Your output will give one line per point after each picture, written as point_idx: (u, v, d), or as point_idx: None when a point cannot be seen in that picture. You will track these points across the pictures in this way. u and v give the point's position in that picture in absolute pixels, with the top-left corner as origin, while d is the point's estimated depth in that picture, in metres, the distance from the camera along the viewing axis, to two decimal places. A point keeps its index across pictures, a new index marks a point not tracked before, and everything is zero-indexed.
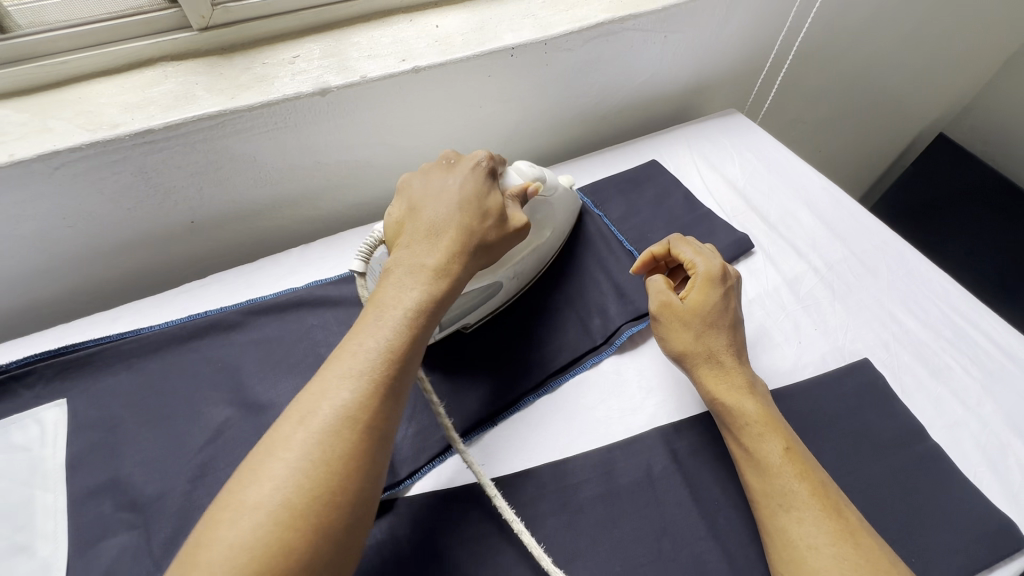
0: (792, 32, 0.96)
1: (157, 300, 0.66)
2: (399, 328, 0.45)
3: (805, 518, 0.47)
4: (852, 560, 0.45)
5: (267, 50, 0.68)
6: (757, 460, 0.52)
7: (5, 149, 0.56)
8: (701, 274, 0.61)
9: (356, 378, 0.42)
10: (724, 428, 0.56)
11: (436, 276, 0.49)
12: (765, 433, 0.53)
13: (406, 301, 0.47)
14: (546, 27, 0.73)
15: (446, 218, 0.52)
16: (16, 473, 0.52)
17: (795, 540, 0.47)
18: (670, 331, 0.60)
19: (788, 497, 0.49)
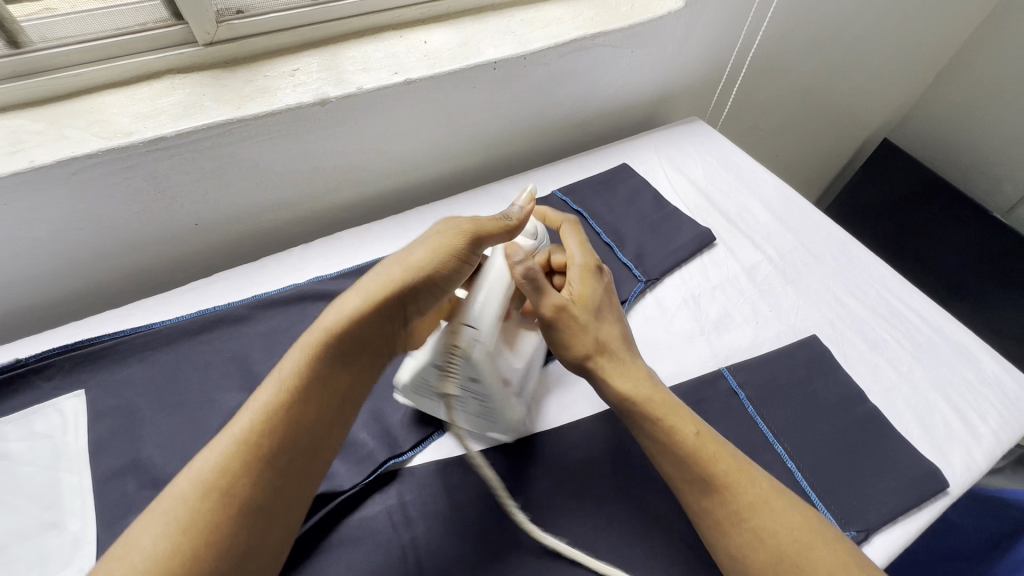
0: (747, 46, 1.06)
1: (166, 297, 0.70)
2: (297, 361, 0.47)
3: (727, 494, 0.50)
4: (771, 520, 0.49)
5: (268, 63, 0.73)
6: (668, 446, 0.53)
7: (26, 156, 0.60)
8: (576, 268, 0.62)
9: (233, 428, 0.44)
10: (633, 418, 0.55)
11: (369, 303, 0.48)
12: (675, 419, 0.54)
13: (325, 329, 0.48)
14: (525, 43, 0.81)
15: (394, 261, 0.51)
16: (41, 457, 0.56)
17: (721, 517, 0.50)
18: (550, 331, 0.57)
19: (705, 476, 0.51)
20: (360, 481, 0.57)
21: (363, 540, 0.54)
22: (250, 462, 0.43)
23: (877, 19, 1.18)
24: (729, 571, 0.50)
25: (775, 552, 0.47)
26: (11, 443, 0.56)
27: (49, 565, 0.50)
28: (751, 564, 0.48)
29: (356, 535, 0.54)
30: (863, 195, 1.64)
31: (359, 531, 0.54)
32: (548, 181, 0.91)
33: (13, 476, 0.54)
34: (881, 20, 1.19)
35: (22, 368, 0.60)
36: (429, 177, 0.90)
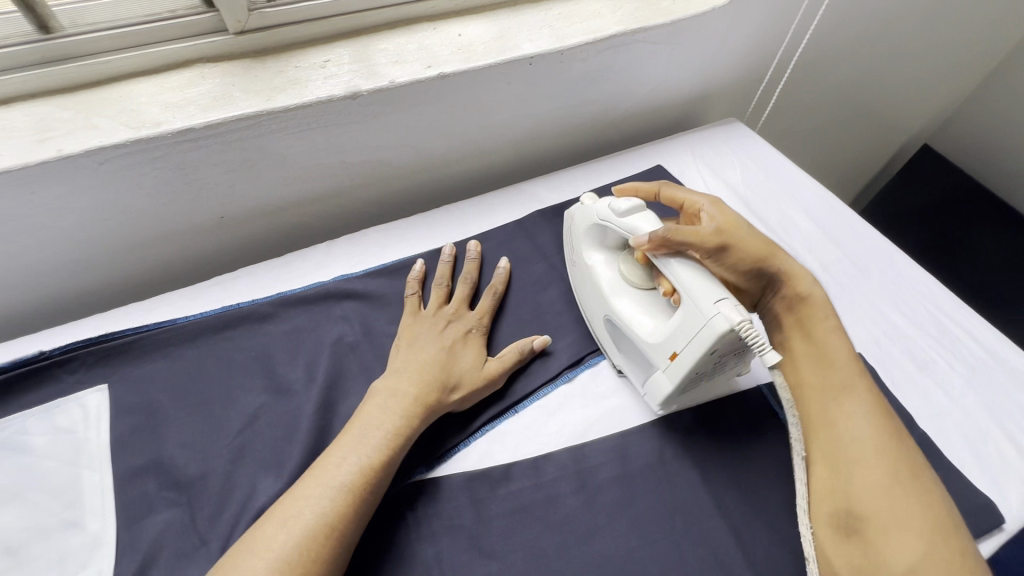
0: (792, 45, 1.01)
1: (190, 291, 0.69)
2: (379, 453, 0.52)
3: (857, 411, 0.53)
4: (891, 452, 0.50)
5: (299, 54, 0.71)
6: (823, 355, 0.58)
7: (54, 144, 0.58)
8: (707, 205, 0.65)
9: (331, 490, 0.48)
10: (796, 325, 0.61)
11: (420, 408, 0.56)
12: (829, 332, 0.59)
13: (394, 424, 0.54)
14: (562, 38, 0.78)
15: (432, 366, 0.60)
16: (62, 453, 0.55)
17: (843, 428, 0.53)
18: (731, 256, 0.60)
19: (844, 389, 0.55)
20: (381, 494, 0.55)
21: (387, 551, 0.53)
22: (331, 541, 0.45)
23: (929, 19, 1.12)
24: (817, 482, 0.52)
25: (884, 482, 0.49)
26: (34, 437, 0.55)
27: (69, 565, 0.49)
28: (851, 479, 0.50)
29: (381, 546, 0.53)
30: (899, 202, 1.58)
31: (383, 542, 0.53)
32: (579, 181, 0.88)
33: (34, 471, 0.53)
34: (932, 21, 1.13)
35: (46, 360, 0.60)
36: (457, 175, 0.87)
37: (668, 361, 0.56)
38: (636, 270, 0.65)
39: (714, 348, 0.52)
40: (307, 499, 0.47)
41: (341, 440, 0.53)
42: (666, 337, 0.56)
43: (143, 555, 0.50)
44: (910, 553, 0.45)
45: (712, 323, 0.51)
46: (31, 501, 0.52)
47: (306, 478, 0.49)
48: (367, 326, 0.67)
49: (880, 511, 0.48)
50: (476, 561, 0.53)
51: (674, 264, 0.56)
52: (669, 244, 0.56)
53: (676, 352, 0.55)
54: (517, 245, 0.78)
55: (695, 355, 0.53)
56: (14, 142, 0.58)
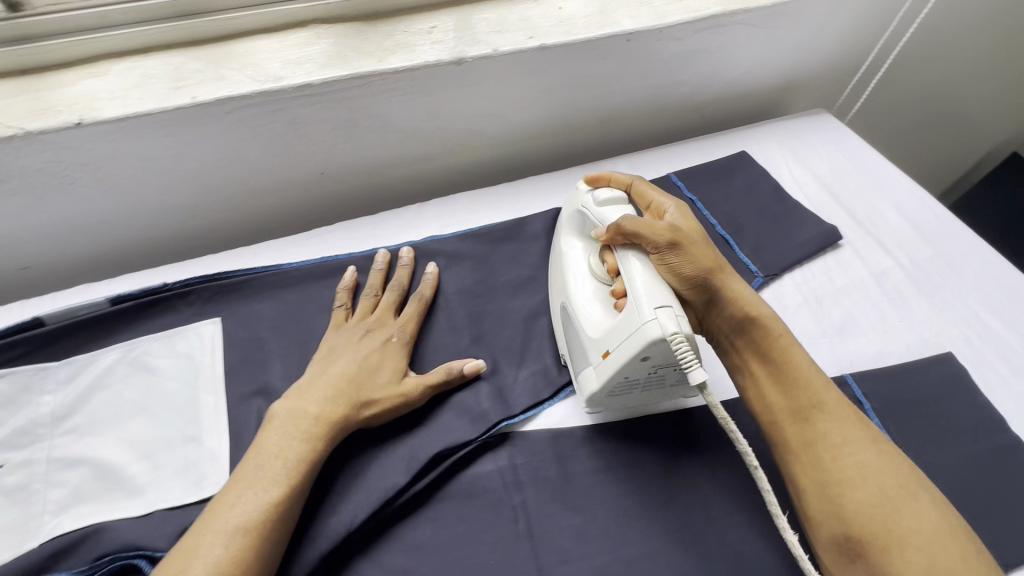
0: (895, 34, 0.98)
1: (292, 241, 0.73)
2: (276, 487, 0.48)
3: (833, 428, 0.49)
4: (875, 466, 0.47)
5: (406, 20, 0.73)
6: (781, 375, 0.52)
7: (188, 92, 0.63)
8: (671, 208, 0.63)
9: (233, 535, 0.44)
10: (748, 344, 0.55)
11: (323, 435, 0.52)
12: (788, 347, 0.53)
13: (292, 457, 0.49)
14: (661, 15, 0.77)
15: (339, 374, 0.55)
16: (183, 376, 0.60)
17: (824, 448, 0.48)
18: (680, 262, 0.55)
19: (812, 410, 0.50)
20: (475, 438, 0.57)
21: (476, 494, 0.55)
22: None
23: None
24: (810, 513, 0.48)
25: (874, 495, 0.45)
26: (158, 360, 0.60)
27: (191, 473, 0.54)
28: (842, 503, 0.46)
29: (470, 489, 0.55)
30: None
31: (473, 487, 0.55)
32: (662, 162, 0.88)
33: (160, 390, 0.58)
34: None
35: (168, 292, 0.64)
36: (540, 149, 0.89)
37: (601, 359, 0.55)
38: (600, 260, 0.62)
39: (645, 355, 0.51)
40: (209, 542, 0.44)
41: (234, 477, 0.48)
42: (602, 337, 0.55)
43: None
44: (918, 567, 0.42)
45: (646, 327, 0.50)
46: (158, 415, 0.57)
47: (200, 523, 0.45)
48: (456, 285, 0.70)
49: (879, 528, 0.44)
50: (560, 512, 0.54)
51: (631, 258, 0.56)
52: (627, 234, 0.56)
53: (608, 351, 0.54)
54: None
55: (625, 358, 0.52)
56: (152, 87, 0.63)
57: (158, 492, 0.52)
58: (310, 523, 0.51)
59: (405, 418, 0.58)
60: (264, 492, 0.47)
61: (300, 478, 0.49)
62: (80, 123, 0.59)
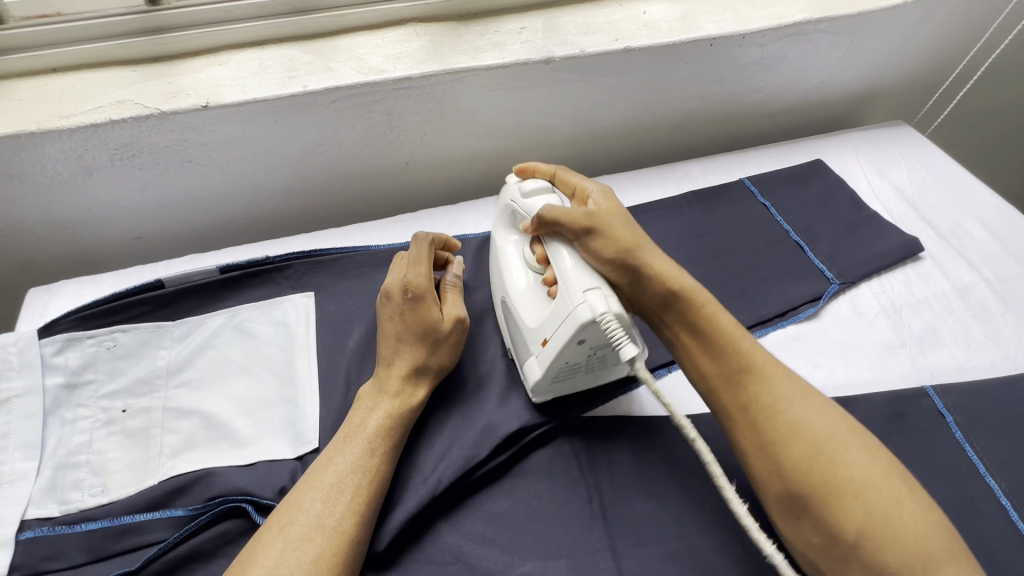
0: (986, 48, 0.94)
1: (378, 225, 0.77)
2: (364, 450, 0.52)
3: (764, 387, 0.50)
4: (808, 421, 0.48)
5: (497, 20, 0.77)
6: (712, 349, 0.53)
7: (300, 82, 0.68)
8: (596, 191, 0.61)
9: (328, 491, 0.49)
10: (676, 316, 0.55)
11: (399, 404, 0.55)
12: (709, 318, 0.53)
13: (374, 424, 0.53)
14: (745, 22, 0.79)
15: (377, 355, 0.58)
16: (281, 342, 0.64)
17: (762, 407, 0.49)
18: (597, 244, 0.55)
19: (740, 373, 0.51)
20: (552, 419, 0.59)
21: (551, 473, 0.57)
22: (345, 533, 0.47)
23: None
24: (759, 478, 0.48)
25: (809, 451, 0.46)
26: (260, 326, 0.65)
27: (287, 431, 0.58)
28: (782, 462, 0.47)
29: (545, 467, 0.57)
30: None
31: (548, 465, 0.57)
32: (734, 167, 0.89)
33: (260, 353, 0.63)
34: None
35: (269, 265, 0.69)
36: (612, 150, 0.91)
37: (540, 347, 0.55)
38: (531, 252, 0.62)
39: (580, 338, 0.51)
40: (310, 497, 0.48)
41: (328, 445, 0.53)
42: (540, 325, 0.55)
43: None
44: (859, 519, 0.43)
45: (577, 311, 0.50)
46: (258, 376, 0.61)
47: (302, 483, 0.50)
48: None
49: (819, 483, 0.45)
50: (633, 497, 0.56)
51: (556, 246, 0.56)
52: (546, 223, 0.57)
53: (545, 339, 0.54)
54: (671, 220, 0.80)
55: (560, 343, 0.52)
56: (267, 76, 0.68)
57: (260, 445, 0.56)
58: (402, 485, 0.54)
59: (487, 394, 0.61)
60: (353, 455, 0.51)
61: (386, 443, 0.53)
62: (206, 106, 0.65)
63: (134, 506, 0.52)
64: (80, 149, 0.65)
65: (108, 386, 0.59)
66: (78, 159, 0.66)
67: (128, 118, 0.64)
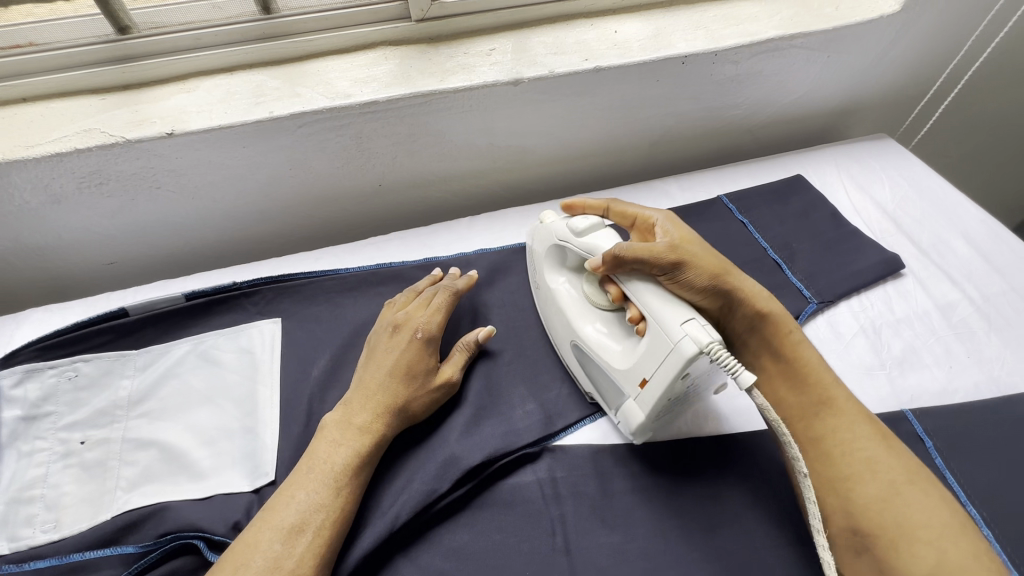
0: (968, 60, 0.93)
1: (349, 248, 0.77)
2: (328, 487, 0.50)
3: (845, 425, 0.51)
4: (885, 459, 0.49)
5: (467, 42, 0.77)
6: (793, 374, 0.55)
7: (266, 107, 0.68)
8: (660, 218, 0.61)
9: (290, 533, 0.47)
10: (760, 343, 0.57)
11: (366, 441, 0.54)
12: (801, 343, 0.56)
13: (340, 461, 0.52)
14: (717, 39, 0.78)
15: (379, 387, 0.57)
16: (245, 369, 0.63)
17: (843, 448, 0.50)
18: (689, 277, 0.54)
19: (824, 406, 0.53)
20: (516, 449, 0.58)
21: (514, 505, 0.55)
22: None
23: None
24: (823, 505, 0.50)
25: (883, 490, 0.47)
26: (224, 353, 0.65)
27: (246, 462, 0.57)
28: (852, 493, 0.48)
29: (508, 499, 0.56)
30: None
31: (512, 497, 0.56)
32: (712, 184, 0.88)
33: (223, 382, 0.62)
34: None
35: (236, 291, 0.69)
36: (589, 168, 0.90)
37: (638, 390, 0.53)
38: (598, 292, 0.61)
39: (686, 373, 0.49)
40: (268, 538, 0.47)
41: (289, 480, 0.51)
42: (636, 364, 0.53)
43: None
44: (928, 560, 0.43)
45: (681, 344, 0.48)
46: (220, 405, 0.60)
47: (260, 521, 0.48)
48: (503, 298, 0.72)
49: (888, 523, 0.46)
50: (600, 531, 0.54)
51: (640, 285, 0.54)
52: (623, 261, 0.54)
53: (644, 379, 0.52)
54: None
55: (665, 381, 0.50)
56: (235, 103, 0.69)
57: (218, 478, 0.55)
58: (359, 520, 0.53)
59: (452, 424, 0.59)
60: (315, 493, 0.50)
61: (351, 479, 0.52)
62: (171, 134, 0.65)
63: (86, 542, 0.51)
64: (47, 178, 0.66)
65: (68, 417, 0.58)
66: (46, 188, 0.67)
67: (93, 147, 0.64)
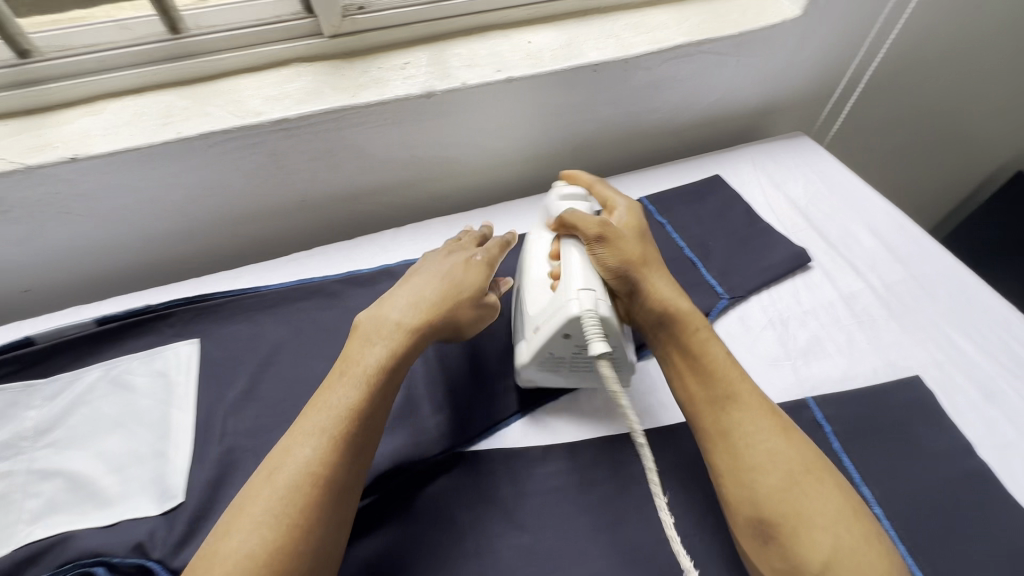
0: (873, 59, 0.97)
1: (271, 265, 0.77)
2: (305, 487, 0.44)
3: (748, 418, 0.50)
4: (786, 451, 0.48)
5: (382, 56, 0.78)
6: (698, 367, 0.54)
7: (174, 128, 0.68)
8: (621, 206, 0.65)
9: (317, 436, 0.47)
10: (670, 336, 0.57)
11: (350, 417, 0.48)
12: (710, 342, 0.55)
13: (308, 456, 0.46)
14: (627, 47, 0.80)
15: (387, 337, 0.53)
16: (157, 393, 0.63)
17: (739, 439, 0.49)
18: (601, 253, 0.58)
19: (728, 401, 0.51)
20: (430, 458, 0.59)
21: (426, 513, 0.56)
22: None
23: None
24: (727, 496, 0.48)
25: (784, 481, 0.46)
26: (137, 377, 0.64)
27: (155, 486, 0.56)
28: (759, 488, 0.47)
29: (421, 508, 0.56)
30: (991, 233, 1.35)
31: (425, 505, 0.57)
32: (634, 186, 0.90)
33: (134, 406, 0.62)
34: None
35: (151, 313, 0.69)
36: (515, 176, 0.92)
37: (533, 333, 0.58)
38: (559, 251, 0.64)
39: (567, 332, 0.54)
40: (233, 551, 0.41)
41: (251, 487, 0.44)
42: (535, 312, 0.58)
43: (212, 488, 0.56)
44: (825, 546, 0.43)
45: (568, 305, 0.53)
46: (130, 430, 0.60)
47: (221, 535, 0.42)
48: None
49: (788, 514, 0.45)
50: (508, 534, 0.55)
51: (568, 245, 0.60)
52: (567, 226, 0.61)
53: (537, 328, 0.57)
54: None
55: (548, 335, 0.55)
56: (141, 124, 0.68)
57: (125, 504, 0.55)
58: None
59: None
60: (280, 495, 0.44)
61: (335, 468, 0.46)
62: (74, 158, 0.64)
63: None
64: None
65: None
66: None
67: None
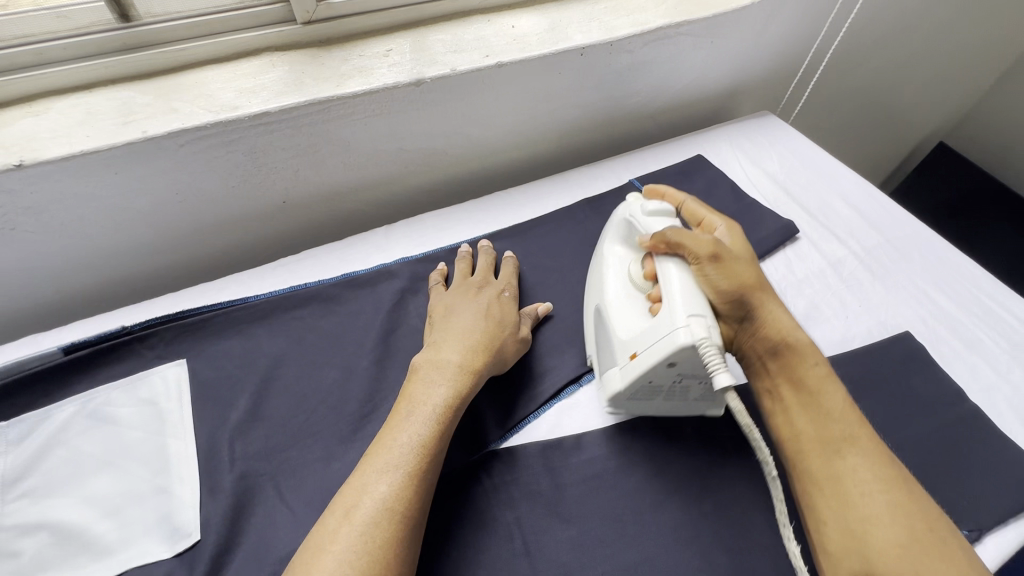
0: (827, 40, 1.03)
1: (257, 273, 0.71)
2: (384, 527, 0.42)
3: (861, 464, 0.44)
4: (906, 506, 0.41)
5: (361, 44, 0.73)
6: (809, 402, 0.48)
7: (138, 126, 0.60)
8: (722, 229, 0.62)
9: (394, 472, 0.45)
10: (777, 369, 0.51)
11: (424, 456, 0.47)
12: (826, 379, 0.49)
13: (385, 495, 0.44)
14: (612, 29, 0.80)
15: (445, 387, 0.53)
16: (147, 423, 0.56)
17: (847, 484, 0.43)
18: (715, 275, 0.54)
19: (842, 442, 0.45)
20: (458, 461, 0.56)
21: (466, 517, 0.53)
22: None
23: (965, 18, 1.12)
24: (828, 540, 0.43)
25: (901, 537, 0.40)
26: (119, 408, 0.57)
27: (160, 527, 0.50)
28: (868, 540, 0.40)
29: (460, 512, 0.54)
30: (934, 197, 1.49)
31: (464, 509, 0.54)
32: (622, 169, 0.91)
33: (121, 441, 0.55)
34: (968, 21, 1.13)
35: (127, 335, 0.61)
36: (502, 164, 0.90)
37: (629, 360, 0.55)
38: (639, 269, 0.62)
39: (673, 361, 0.51)
40: None
41: (326, 529, 0.42)
42: (632, 337, 0.56)
43: (227, 520, 0.51)
44: None
45: (678, 332, 0.50)
46: (121, 468, 0.53)
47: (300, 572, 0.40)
48: None
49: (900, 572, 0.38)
50: (555, 528, 0.53)
51: (668, 263, 0.56)
52: (672, 245, 0.56)
53: (637, 353, 0.54)
54: (567, 230, 0.80)
55: (651, 363, 0.52)
56: (98, 123, 0.60)
57: (128, 551, 0.49)
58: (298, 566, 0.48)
59: None
60: (358, 535, 0.41)
61: (409, 509, 0.44)
62: (19, 164, 0.56)
63: None
64: None
65: None
66: None
67: None
